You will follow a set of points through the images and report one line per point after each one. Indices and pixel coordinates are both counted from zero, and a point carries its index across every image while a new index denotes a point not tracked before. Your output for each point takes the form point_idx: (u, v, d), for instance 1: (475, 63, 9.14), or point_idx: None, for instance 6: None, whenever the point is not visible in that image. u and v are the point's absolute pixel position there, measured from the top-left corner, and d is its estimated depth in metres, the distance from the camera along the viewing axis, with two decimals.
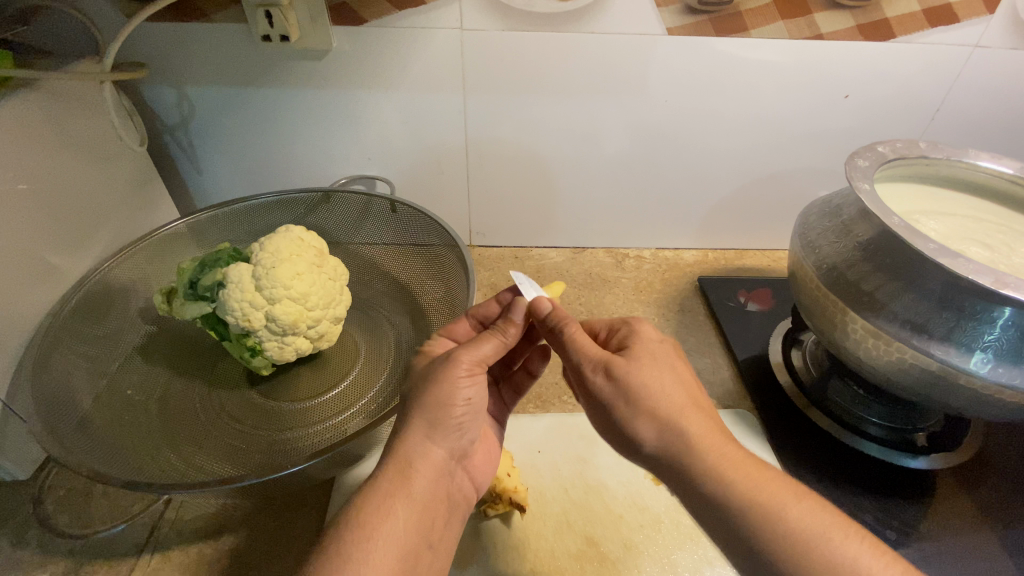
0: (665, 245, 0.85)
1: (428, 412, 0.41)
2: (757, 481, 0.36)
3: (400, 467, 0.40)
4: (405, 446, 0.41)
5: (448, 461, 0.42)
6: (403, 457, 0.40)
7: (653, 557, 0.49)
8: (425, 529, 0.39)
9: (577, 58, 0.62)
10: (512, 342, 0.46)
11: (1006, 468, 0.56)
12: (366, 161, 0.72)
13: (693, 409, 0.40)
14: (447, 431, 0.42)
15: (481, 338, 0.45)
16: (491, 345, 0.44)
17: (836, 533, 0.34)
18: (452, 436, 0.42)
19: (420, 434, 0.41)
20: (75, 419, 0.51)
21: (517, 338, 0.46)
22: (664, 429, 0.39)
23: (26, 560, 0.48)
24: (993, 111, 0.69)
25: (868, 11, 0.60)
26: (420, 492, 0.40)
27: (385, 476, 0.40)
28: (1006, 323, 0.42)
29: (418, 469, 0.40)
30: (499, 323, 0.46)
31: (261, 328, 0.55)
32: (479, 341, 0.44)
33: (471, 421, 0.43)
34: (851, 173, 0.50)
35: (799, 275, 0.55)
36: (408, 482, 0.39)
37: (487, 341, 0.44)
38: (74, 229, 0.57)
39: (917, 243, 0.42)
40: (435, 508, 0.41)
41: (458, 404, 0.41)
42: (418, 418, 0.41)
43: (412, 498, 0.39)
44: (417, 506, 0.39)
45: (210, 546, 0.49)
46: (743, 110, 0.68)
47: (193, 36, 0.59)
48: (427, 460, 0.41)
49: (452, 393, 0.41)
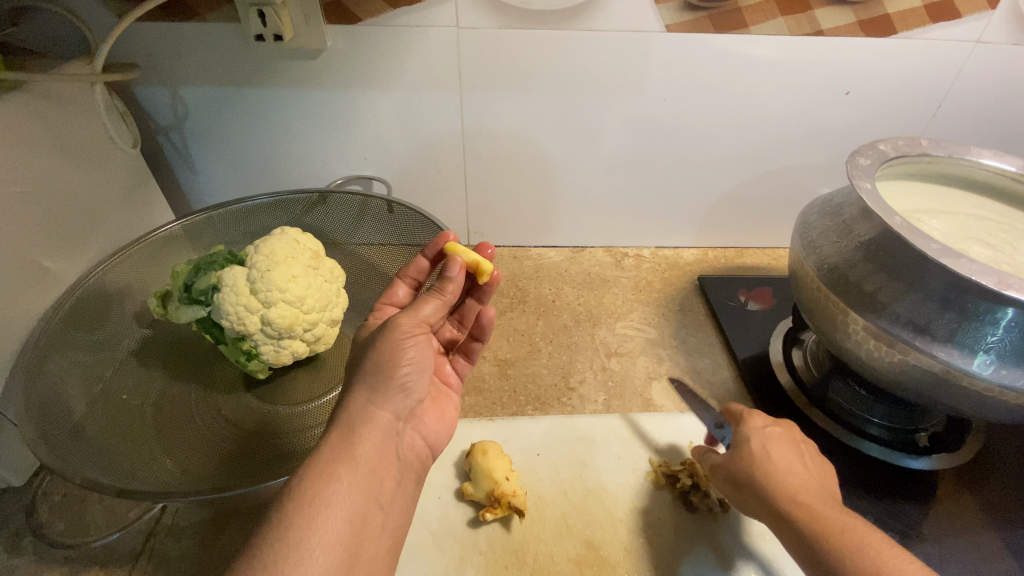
0: (664, 244, 0.85)
1: (370, 376, 0.42)
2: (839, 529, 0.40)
3: (344, 433, 0.40)
4: (350, 411, 0.41)
5: (394, 422, 0.43)
6: (347, 423, 0.41)
7: (653, 562, 0.49)
8: (373, 491, 0.39)
9: (573, 55, 0.61)
10: (451, 299, 0.46)
11: (1008, 467, 0.56)
12: (362, 161, 0.71)
13: (783, 466, 0.46)
14: (390, 393, 0.42)
15: (420, 301, 0.45)
16: (429, 307, 0.44)
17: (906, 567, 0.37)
18: (397, 398, 0.42)
19: (362, 397, 0.42)
20: (70, 425, 0.51)
21: (456, 293, 0.46)
22: (755, 492, 0.46)
23: (23, 567, 0.48)
24: (995, 107, 0.68)
25: (870, 7, 0.59)
26: (364, 455, 0.40)
27: (330, 443, 0.40)
28: (1009, 324, 0.41)
29: (362, 433, 0.40)
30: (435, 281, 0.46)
31: (257, 331, 0.55)
32: (419, 304, 0.44)
33: (415, 382, 0.43)
34: (852, 172, 0.49)
35: (800, 274, 0.54)
36: (352, 447, 0.40)
37: (427, 302, 0.45)
38: (68, 232, 0.57)
39: (919, 243, 0.42)
40: (385, 471, 0.41)
41: (402, 366, 0.42)
42: (362, 381, 0.42)
43: (357, 462, 0.39)
44: (361, 470, 0.39)
45: (206, 553, 0.49)
46: (743, 107, 0.67)
47: (184, 36, 0.58)
48: (370, 423, 0.41)
49: (394, 355, 0.42)
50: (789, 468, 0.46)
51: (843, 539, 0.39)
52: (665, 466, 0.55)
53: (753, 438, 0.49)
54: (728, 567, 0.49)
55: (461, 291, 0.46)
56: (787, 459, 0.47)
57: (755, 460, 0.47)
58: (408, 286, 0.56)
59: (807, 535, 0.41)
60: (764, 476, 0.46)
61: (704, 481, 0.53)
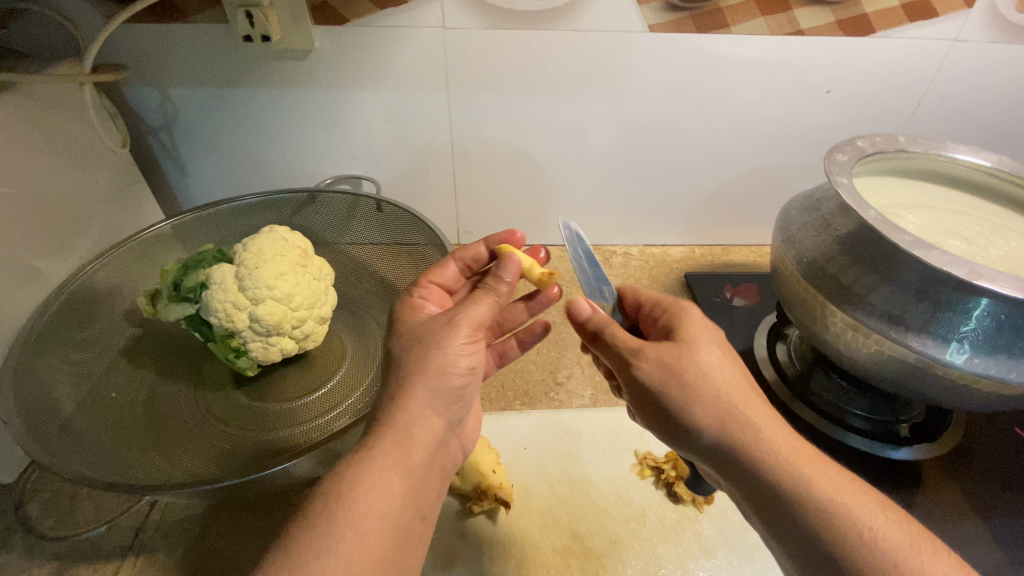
0: (652, 241, 0.86)
1: (430, 381, 0.40)
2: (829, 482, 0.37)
3: (399, 438, 0.38)
4: (405, 416, 0.38)
5: (446, 430, 0.41)
6: (402, 428, 0.38)
7: (637, 552, 0.49)
8: (421, 502, 0.38)
9: (561, 55, 0.62)
10: (503, 300, 0.45)
11: (987, 457, 0.57)
12: (352, 161, 0.72)
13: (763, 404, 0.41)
14: (448, 401, 0.41)
15: (474, 299, 0.44)
16: (484, 306, 0.43)
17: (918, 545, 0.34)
18: (451, 406, 0.41)
19: (422, 401, 0.39)
20: (59, 422, 0.51)
21: (507, 296, 0.45)
22: (711, 407, 0.40)
23: (11, 563, 0.48)
24: (974, 104, 0.69)
25: (848, 7, 0.60)
26: (417, 466, 0.38)
27: (383, 447, 0.37)
28: (982, 313, 0.42)
29: (418, 441, 0.38)
30: (488, 280, 0.45)
31: (245, 328, 0.55)
32: (472, 303, 0.43)
33: (470, 389, 0.43)
34: (830, 167, 0.50)
35: (781, 269, 0.55)
36: (408, 454, 0.37)
37: (482, 301, 0.44)
38: (57, 234, 0.57)
39: (894, 236, 0.43)
40: (428, 481, 0.39)
41: (458, 373, 0.41)
42: (422, 385, 0.39)
43: (410, 471, 0.37)
44: (414, 479, 0.37)
45: (194, 548, 0.49)
46: (729, 105, 0.68)
47: (174, 36, 0.59)
48: (426, 429, 0.39)
49: (452, 361, 0.41)
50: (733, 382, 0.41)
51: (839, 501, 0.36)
52: (650, 458, 0.56)
53: (703, 340, 0.43)
54: (709, 557, 0.49)
55: (510, 296, 0.46)
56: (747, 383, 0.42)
57: (722, 381, 0.41)
58: (458, 268, 0.54)
59: (799, 488, 0.37)
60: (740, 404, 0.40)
61: (688, 471, 0.54)
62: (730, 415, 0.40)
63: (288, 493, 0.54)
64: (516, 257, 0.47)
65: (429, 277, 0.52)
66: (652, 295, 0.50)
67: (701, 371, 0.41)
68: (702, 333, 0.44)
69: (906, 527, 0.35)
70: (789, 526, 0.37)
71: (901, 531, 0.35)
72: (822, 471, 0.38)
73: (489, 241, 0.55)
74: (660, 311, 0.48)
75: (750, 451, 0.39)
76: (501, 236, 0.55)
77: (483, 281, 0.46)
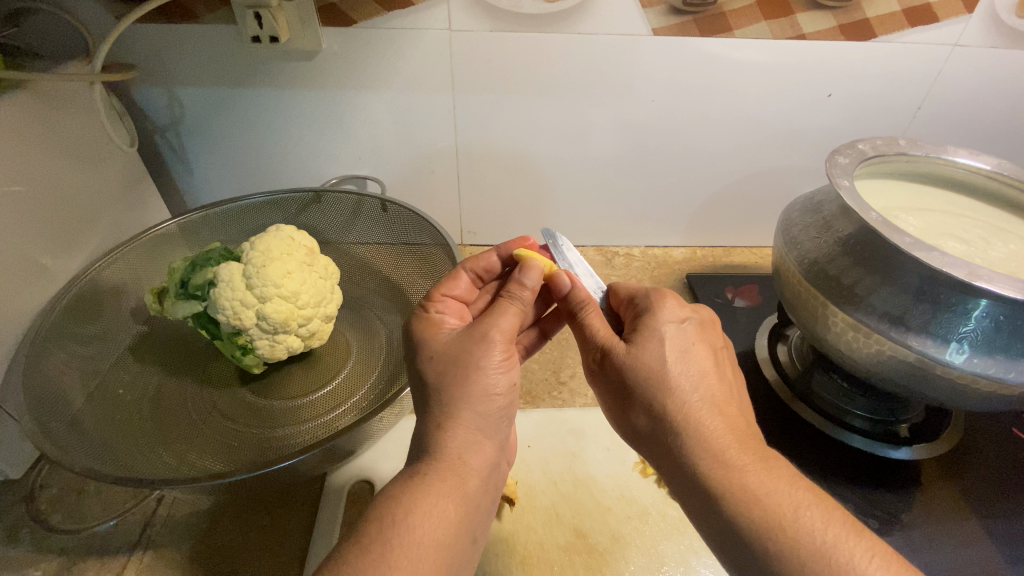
0: (654, 243, 0.86)
1: (475, 406, 0.40)
2: (756, 488, 0.37)
3: (452, 465, 0.39)
4: (454, 445, 0.39)
5: (499, 453, 0.42)
6: (455, 457, 0.39)
7: (640, 549, 0.50)
8: (469, 526, 0.39)
9: (561, 59, 0.63)
10: (527, 307, 0.46)
11: (986, 457, 0.58)
12: (357, 161, 0.73)
13: (706, 406, 0.41)
14: (493, 423, 0.41)
15: (503, 310, 0.44)
16: (512, 316, 0.44)
17: (844, 554, 0.34)
18: (500, 429, 0.42)
19: (471, 427, 0.40)
20: (68, 418, 0.52)
21: (531, 303, 0.46)
22: (638, 403, 0.43)
23: (19, 558, 0.49)
24: (973, 109, 0.70)
25: (850, 12, 0.61)
26: (472, 491, 0.39)
27: (435, 475, 0.38)
28: (980, 314, 0.43)
29: (470, 466, 0.39)
30: (511, 290, 0.46)
31: (252, 326, 0.56)
32: (500, 315, 0.44)
33: (514, 406, 0.43)
34: (832, 170, 0.50)
35: (782, 269, 0.56)
36: (461, 480, 0.38)
37: (511, 312, 0.44)
38: (65, 232, 0.58)
39: (894, 237, 0.43)
40: (480, 506, 0.40)
41: (496, 394, 0.41)
42: (469, 409, 0.40)
43: (466, 495, 0.38)
44: (467, 504, 0.38)
45: (200, 543, 0.50)
46: (731, 109, 0.69)
47: (183, 37, 0.59)
48: (479, 453, 0.40)
49: (488, 383, 0.41)
50: (677, 377, 0.41)
51: (762, 505, 0.36)
52: None
53: (660, 334, 0.43)
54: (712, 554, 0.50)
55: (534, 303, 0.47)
56: (698, 379, 0.42)
57: (666, 382, 0.41)
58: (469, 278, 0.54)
59: (721, 489, 0.38)
60: (676, 402, 0.41)
61: None
62: (662, 413, 0.41)
63: (296, 492, 0.54)
64: (539, 263, 0.49)
65: (444, 291, 0.51)
66: (632, 288, 0.50)
67: (639, 369, 0.42)
68: (657, 330, 0.44)
69: (827, 529, 0.35)
70: (712, 527, 0.38)
71: (826, 535, 0.35)
72: (750, 476, 0.38)
73: (500, 249, 0.56)
74: (635, 304, 0.48)
75: (680, 453, 0.40)
76: (513, 245, 0.56)
77: (508, 290, 0.46)
